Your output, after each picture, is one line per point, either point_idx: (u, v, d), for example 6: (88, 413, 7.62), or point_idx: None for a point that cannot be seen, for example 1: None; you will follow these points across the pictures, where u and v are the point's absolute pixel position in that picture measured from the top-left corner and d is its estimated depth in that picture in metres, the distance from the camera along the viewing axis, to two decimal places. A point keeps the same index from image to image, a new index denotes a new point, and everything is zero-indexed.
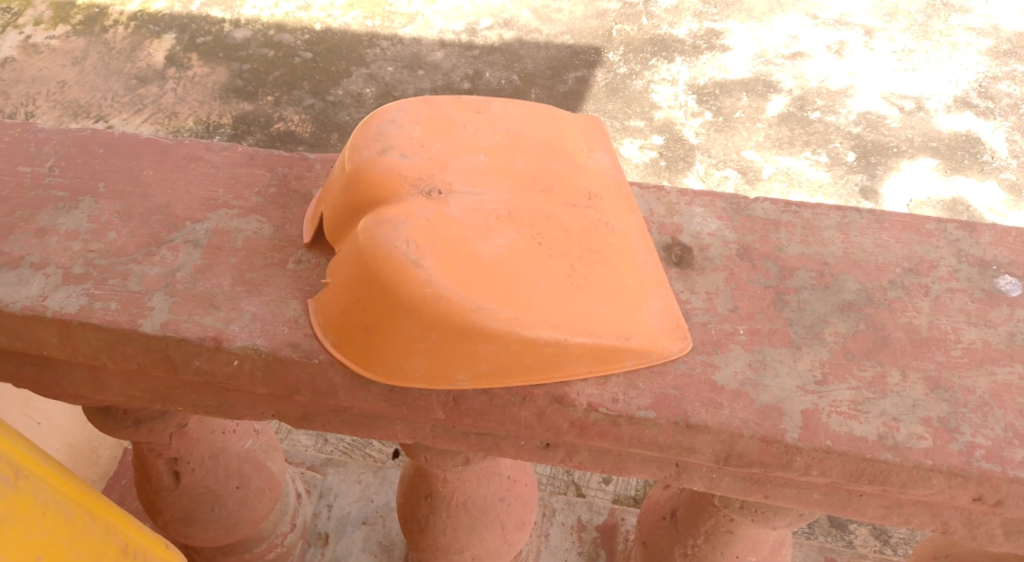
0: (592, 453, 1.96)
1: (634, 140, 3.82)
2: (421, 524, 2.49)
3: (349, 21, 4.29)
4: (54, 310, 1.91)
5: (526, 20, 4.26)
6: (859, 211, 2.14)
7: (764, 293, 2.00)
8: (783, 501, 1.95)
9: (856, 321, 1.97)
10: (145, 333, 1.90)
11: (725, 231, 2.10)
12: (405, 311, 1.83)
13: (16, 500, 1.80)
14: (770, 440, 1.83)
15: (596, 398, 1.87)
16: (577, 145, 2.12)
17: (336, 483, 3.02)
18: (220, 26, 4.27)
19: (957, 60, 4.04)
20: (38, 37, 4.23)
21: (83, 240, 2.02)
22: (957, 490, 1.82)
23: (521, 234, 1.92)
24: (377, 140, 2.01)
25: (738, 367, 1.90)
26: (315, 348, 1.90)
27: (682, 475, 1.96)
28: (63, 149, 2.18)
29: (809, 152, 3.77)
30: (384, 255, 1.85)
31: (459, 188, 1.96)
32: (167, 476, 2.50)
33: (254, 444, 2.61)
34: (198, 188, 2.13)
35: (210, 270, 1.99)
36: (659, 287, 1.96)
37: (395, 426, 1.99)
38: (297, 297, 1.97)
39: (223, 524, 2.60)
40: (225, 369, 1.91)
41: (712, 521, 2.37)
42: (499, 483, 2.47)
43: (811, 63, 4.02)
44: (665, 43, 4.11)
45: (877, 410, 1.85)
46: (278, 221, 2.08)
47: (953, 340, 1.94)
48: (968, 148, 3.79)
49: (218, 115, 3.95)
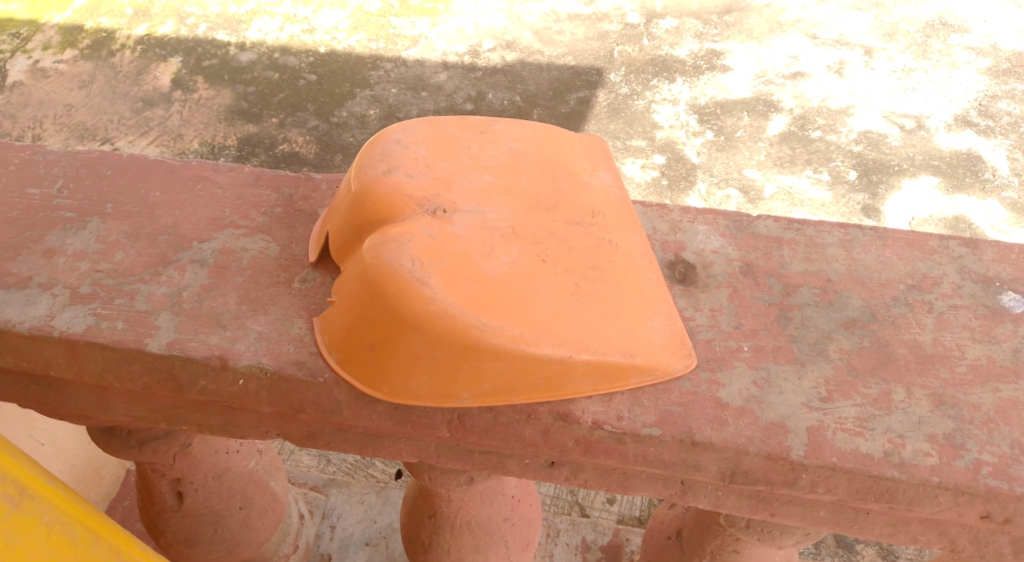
0: (597, 471, 1.96)
1: (636, 159, 3.84)
2: (426, 544, 2.48)
3: (352, 44, 4.32)
4: (61, 330, 1.92)
5: (528, 41, 4.29)
6: (862, 229, 2.14)
7: (768, 310, 2.01)
8: (789, 519, 1.94)
9: (861, 338, 1.97)
10: (151, 352, 1.91)
11: (728, 248, 2.10)
12: (411, 329, 1.83)
13: (20, 521, 1.82)
14: (775, 457, 1.83)
15: (601, 415, 1.87)
16: (581, 164, 2.14)
17: (339, 503, 3.02)
18: (226, 49, 4.30)
19: (957, 79, 4.06)
20: (45, 62, 4.27)
21: (90, 261, 2.03)
22: (963, 507, 1.81)
23: (526, 252, 1.93)
24: (382, 160, 2.02)
25: (742, 384, 1.90)
26: (321, 366, 1.91)
27: (687, 493, 1.95)
28: (71, 170, 2.19)
29: (811, 170, 3.78)
30: (389, 273, 1.85)
31: (464, 206, 1.97)
32: (171, 496, 2.50)
33: (258, 464, 2.61)
34: (204, 209, 2.14)
35: (217, 290, 2.00)
36: (664, 305, 1.97)
37: (400, 445, 2.00)
38: (303, 315, 1.97)
39: (226, 544, 2.60)
40: (231, 388, 1.91)
41: (718, 540, 2.36)
42: (503, 503, 2.47)
43: (812, 82, 4.04)
44: (667, 64, 4.14)
45: (882, 427, 1.85)
46: (283, 240, 2.09)
47: (958, 356, 1.94)
48: (969, 166, 3.81)
49: (223, 137, 3.97)
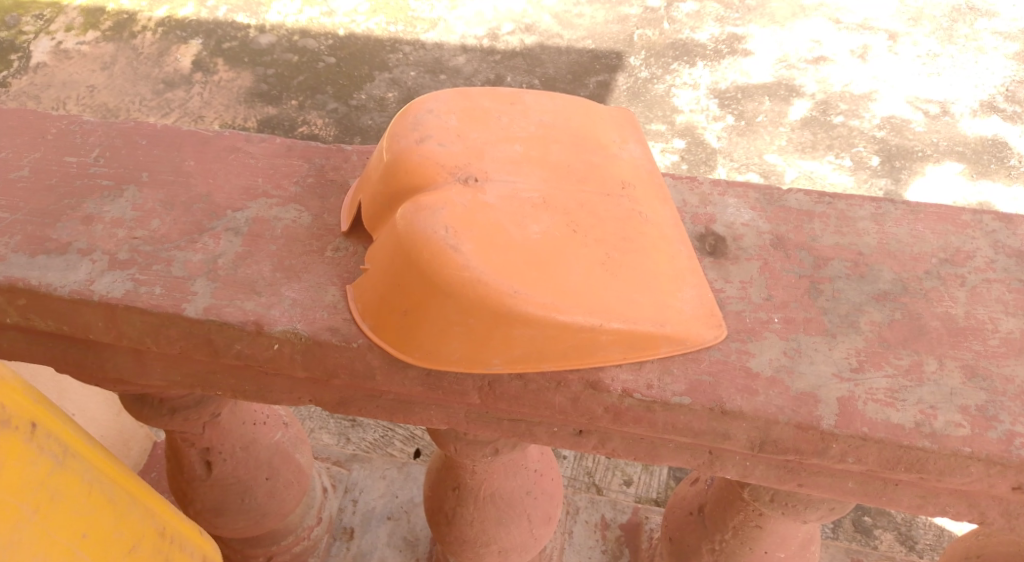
0: (625, 440, 1.98)
1: (656, 144, 3.85)
2: (449, 517, 2.49)
3: (372, 27, 4.32)
4: (101, 295, 1.94)
5: (547, 25, 4.28)
6: (894, 203, 2.14)
7: (799, 282, 2.01)
8: (818, 490, 1.95)
9: (892, 311, 1.97)
10: (189, 317, 1.92)
11: (758, 221, 2.10)
12: (443, 296, 1.84)
13: (64, 477, 1.97)
14: (806, 426, 1.83)
15: (631, 383, 1.88)
16: (610, 136, 2.14)
17: (361, 479, 3.03)
18: (246, 32, 4.30)
19: (983, 64, 4.03)
20: (68, 43, 4.28)
21: (128, 227, 2.05)
22: (995, 478, 1.82)
23: (556, 222, 1.93)
24: (415, 129, 2.03)
25: (773, 354, 1.91)
26: (354, 332, 1.92)
27: (715, 463, 1.96)
28: (108, 140, 2.21)
29: (832, 156, 3.78)
30: (423, 240, 1.86)
31: (495, 176, 1.98)
32: (199, 466, 2.52)
33: (284, 436, 2.63)
34: (238, 178, 2.15)
35: (252, 257, 2.01)
36: (694, 276, 1.97)
37: (430, 411, 2.01)
38: (336, 283, 1.99)
39: (253, 514, 2.61)
40: (266, 352, 1.93)
41: (741, 515, 2.36)
42: (526, 476, 2.49)
43: (834, 67, 4.02)
44: (687, 48, 4.13)
45: (914, 398, 1.85)
46: (316, 210, 2.11)
47: (990, 329, 1.94)
48: (994, 152, 3.79)
49: (244, 119, 3.98)
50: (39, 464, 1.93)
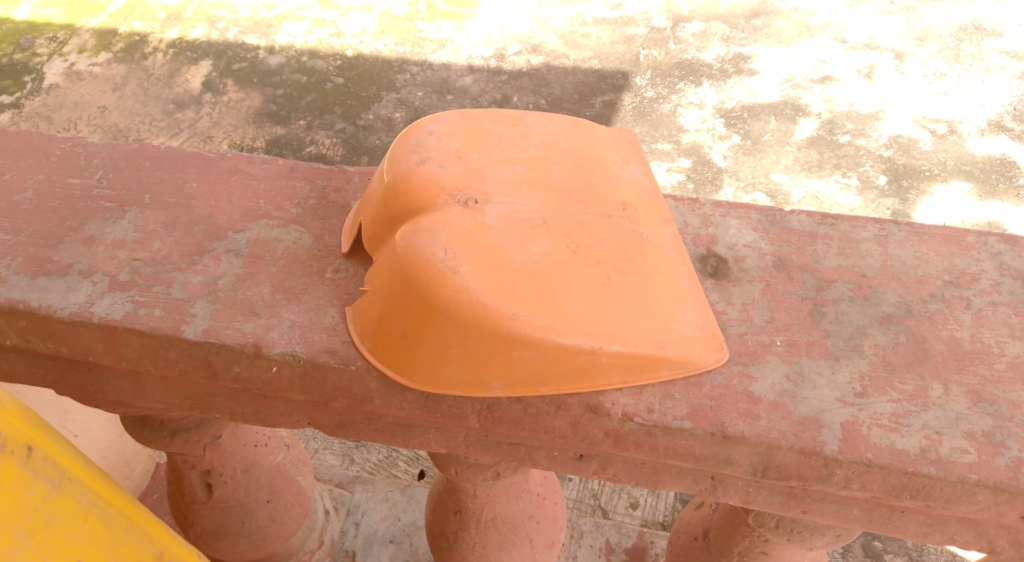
0: (626, 465, 1.95)
1: (661, 163, 3.83)
2: (450, 541, 2.46)
3: (379, 47, 4.33)
4: (100, 317, 1.93)
5: (554, 45, 4.27)
6: (898, 224, 2.12)
7: (802, 305, 1.98)
8: (822, 517, 1.92)
9: (897, 334, 1.94)
10: (187, 339, 1.91)
11: (761, 243, 2.08)
12: (442, 317, 1.82)
13: (60, 501, 1.95)
14: (809, 452, 1.80)
15: (631, 407, 1.85)
16: (611, 157, 2.12)
17: (363, 500, 3.00)
18: (255, 53, 4.31)
19: (990, 83, 4.02)
20: (80, 64, 4.29)
21: (129, 249, 2.04)
22: (1003, 506, 1.79)
23: (556, 243, 1.92)
24: (415, 151, 2.01)
25: (775, 378, 1.88)
26: (352, 355, 1.90)
27: (718, 488, 1.93)
28: (111, 162, 2.20)
29: (839, 175, 3.75)
30: (422, 262, 1.85)
31: (495, 198, 1.96)
32: (200, 488, 2.50)
33: (285, 458, 2.61)
34: (240, 200, 2.14)
35: (251, 279, 2.00)
36: (695, 298, 1.95)
37: (429, 435, 1.99)
38: (335, 305, 1.97)
39: (253, 537, 2.59)
40: (265, 374, 1.92)
41: (746, 541, 2.31)
42: (528, 500, 2.46)
43: (840, 87, 4.00)
44: (693, 68, 4.12)
45: (919, 423, 1.82)
46: (316, 231, 2.09)
47: (997, 354, 1.91)
48: (1002, 171, 3.76)
49: (252, 139, 3.98)
50: (34, 488, 1.91)
